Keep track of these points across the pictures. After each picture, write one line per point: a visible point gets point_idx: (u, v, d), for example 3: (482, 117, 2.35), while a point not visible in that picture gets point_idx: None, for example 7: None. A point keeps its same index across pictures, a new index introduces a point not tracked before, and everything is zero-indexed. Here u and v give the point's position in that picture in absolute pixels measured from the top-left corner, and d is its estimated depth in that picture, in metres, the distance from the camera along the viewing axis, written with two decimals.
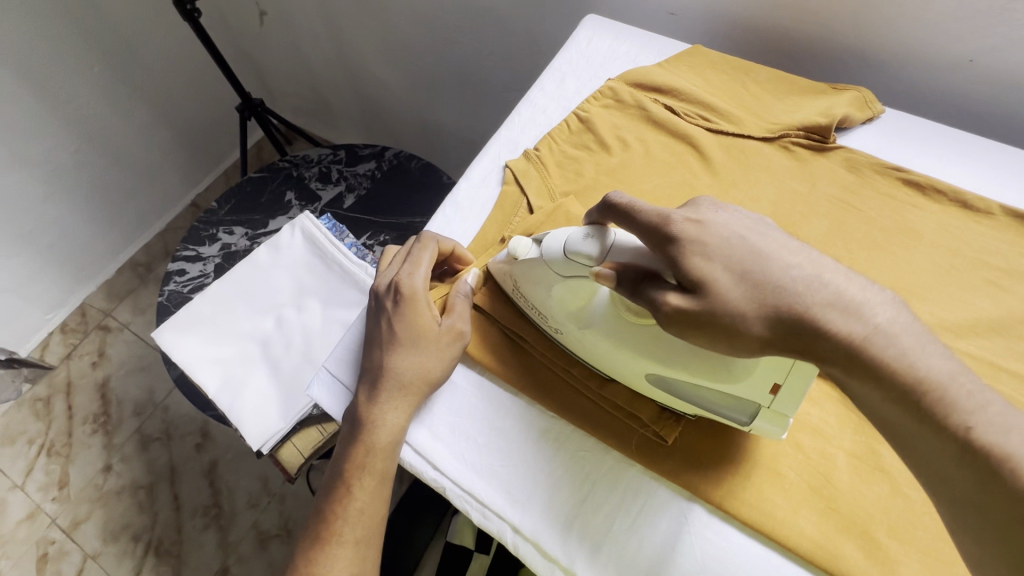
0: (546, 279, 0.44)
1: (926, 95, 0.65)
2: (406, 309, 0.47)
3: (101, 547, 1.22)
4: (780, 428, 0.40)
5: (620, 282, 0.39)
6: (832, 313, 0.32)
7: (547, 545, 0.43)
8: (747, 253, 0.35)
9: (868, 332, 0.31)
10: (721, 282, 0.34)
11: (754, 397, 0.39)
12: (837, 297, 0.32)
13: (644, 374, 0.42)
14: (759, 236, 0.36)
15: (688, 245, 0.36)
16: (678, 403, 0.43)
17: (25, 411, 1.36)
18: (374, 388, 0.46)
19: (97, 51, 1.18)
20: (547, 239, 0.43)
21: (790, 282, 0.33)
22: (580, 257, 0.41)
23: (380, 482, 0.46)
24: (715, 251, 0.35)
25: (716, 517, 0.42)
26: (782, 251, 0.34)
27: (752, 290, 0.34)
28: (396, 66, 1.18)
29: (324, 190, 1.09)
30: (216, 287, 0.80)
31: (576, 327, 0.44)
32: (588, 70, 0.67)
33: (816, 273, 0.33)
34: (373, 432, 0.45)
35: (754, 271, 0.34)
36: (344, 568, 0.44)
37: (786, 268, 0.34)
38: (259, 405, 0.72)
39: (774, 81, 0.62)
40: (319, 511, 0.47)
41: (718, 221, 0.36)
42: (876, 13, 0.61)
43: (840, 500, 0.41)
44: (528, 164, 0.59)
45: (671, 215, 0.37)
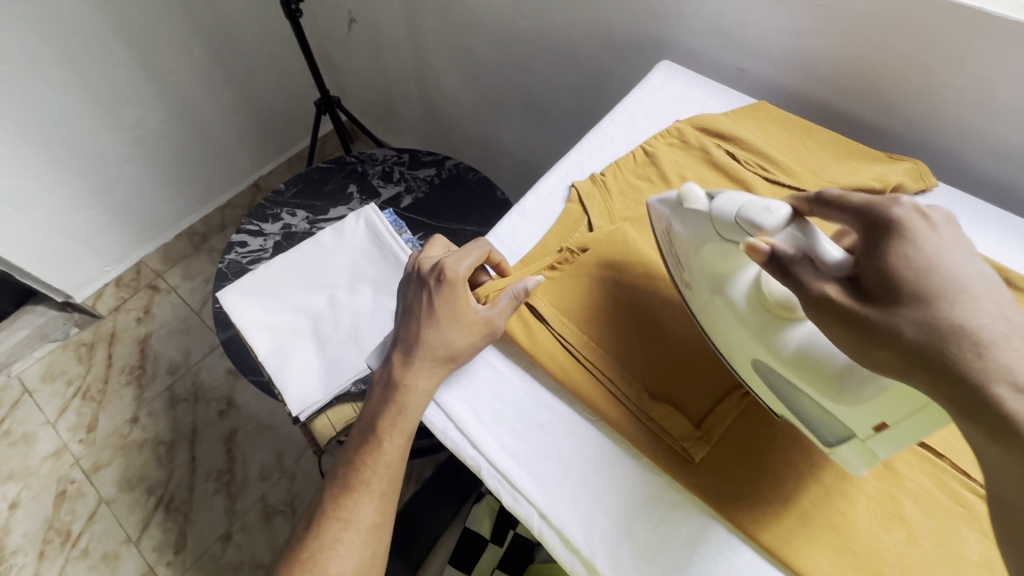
0: (703, 233, 0.47)
1: (980, 175, 0.68)
2: (447, 292, 0.52)
3: (116, 493, 1.27)
4: (864, 463, 0.41)
5: (771, 259, 0.39)
6: (999, 371, 0.30)
7: (570, 534, 0.45)
8: (946, 279, 0.33)
9: None
10: (903, 286, 0.33)
11: (855, 426, 0.39)
12: (1016, 364, 0.30)
13: (751, 359, 0.45)
14: (973, 275, 0.33)
15: (891, 241, 0.34)
16: (770, 397, 0.45)
17: (69, 353, 1.44)
18: (407, 357, 0.51)
19: (201, 36, 1.29)
20: (721, 199, 0.45)
21: (976, 326, 0.31)
22: (750, 223, 0.42)
23: (405, 442, 0.51)
24: (918, 259, 0.33)
25: (734, 537, 0.45)
26: (983, 298, 0.32)
27: (925, 311, 0.32)
28: (467, 83, 1.26)
29: (385, 187, 1.15)
30: (280, 260, 0.87)
31: (708, 290, 0.48)
32: (657, 111, 0.72)
33: (1009, 334, 0.30)
34: (406, 398, 0.50)
35: (940, 300, 0.32)
36: (369, 515, 0.50)
37: (978, 313, 0.31)
38: (303, 375, 0.76)
39: (834, 143, 0.66)
40: (348, 463, 0.51)
41: (938, 240, 0.34)
42: (938, 94, 0.65)
43: (857, 540, 0.43)
44: (594, 187, 0.63)
45: (904, 200, 0.35)
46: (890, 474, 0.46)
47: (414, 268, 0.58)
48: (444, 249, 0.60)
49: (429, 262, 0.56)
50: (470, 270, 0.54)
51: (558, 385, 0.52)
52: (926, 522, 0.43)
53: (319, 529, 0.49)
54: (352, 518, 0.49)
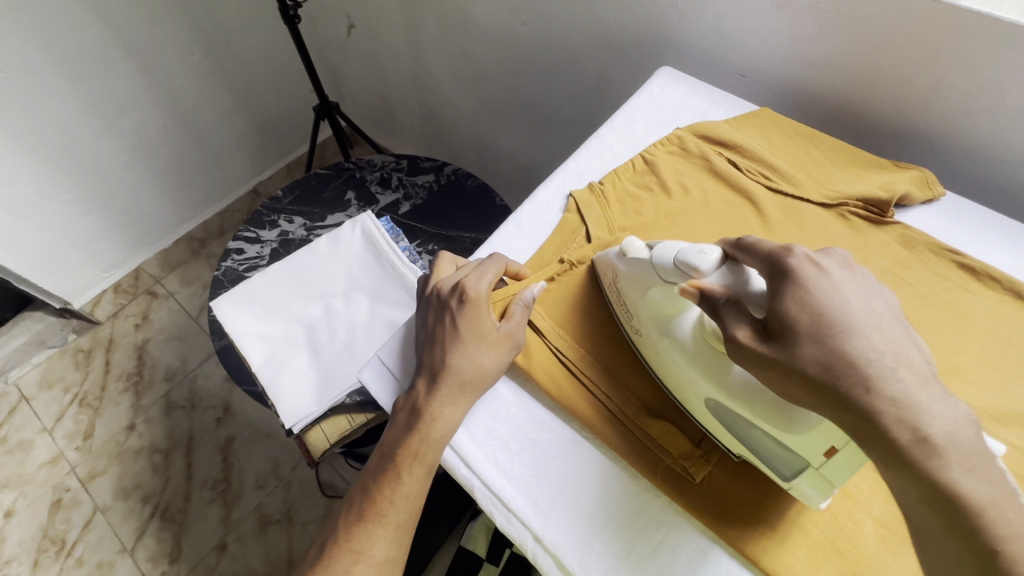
0: (646, 278, 0.47)
1: (988, 184, 0.66)
2: (470, 312, 0.49)
3: (111, 502, 1.26)
4: (822, 494, 0.40)
5: (703, 299, 0.41)
6: (885, 403, 0.33)
7: (566, 558, 0.43)
8: (839, 318, 0.36)
9: (919, 437, 0.32)
10: (803, 327, 0.36)
11: (806, 455, 0.39)
12: (902, 394, 0.33)
13: (703, 398, 0.44)
14: (864, 311, 0.36)
15: (794, 283, 0.37)
16: (726, 435, 0.44)
17: (67, 360, 1.43)
18: (433, 383, 0.48)
19: (200, 42, 1.29)
20: (660, 247, 0.46)
21: (865, 363, 0.34)
22: (689, 267, 0.43)
23: (427, 473, 0.47)
24: (815, 302, 0.36)
25: (736, 562, 0.43)
26: (872, 334, 0.35)
27: (822, 349, 0.35)
28: (467, 88, 1.25)
29: (383, 194, 1.14)
30: (275, 269, 0.86)
31: (657, 332, 0.47)
32: (658, 118, 0.71)
33: (894, 366, 0.34)
34: (430, 423, 0.47)
35: (837, 337, 0.35)
36: (382, 549, 0.46)
37: (866, 348, 0.35)
38: (296, 387, 0.75)
39: (838, 151, 0.64)
40: (365, 491, 0.48)
41: (834, 279, 0.37)
42: (946, 101, 0.63)
43: (863, 566, 0.41)
44: (592, 196, 0.62)
45: (796, 249, 0.38)
46: None
47: (429, 290, 0.55)
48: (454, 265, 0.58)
49: (446, 282, 0.53)
50: (490, 287, 0.51)
51: (553, 403, 0.50)
52: None
53: (329, 561, 0.46)
54: (364, 551, 0.46)
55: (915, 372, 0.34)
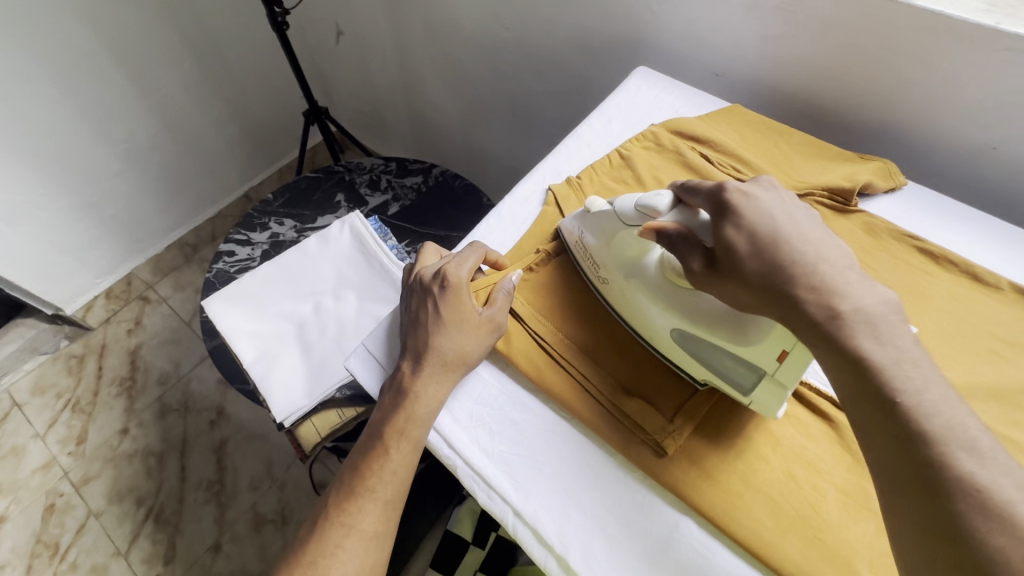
0: (612, 227, 0.52)
1: (949, 174, 0.69)
2: (451, 298, 0.52)
3: (105, 506, 1.27)
4: (777, 402, 0.44)
5: (661, 238, 0.45)
6: (810, 294, 0.37)
7: (544, 531, 0.45)
8: (769, 230, 0.40)
9: (839, 318, 0.36)
10: (742, 244, 0.40)
11: (762, 363, 0.44)
12: (822, 284, 0.37)
13: (669, 329, 0.48)
14: (790, 222, 0.40)
15: (730, 209, 0.42)
16: (690, 363, 0.48)
17: (59, 366, 1.44)
18: (418, 365, 0.50)
19: (190, 50, 1.31)
20: (622, 198, 0.51)
21: (791, 263, 0.38)
22: (650, 209, 0.48)
23: (414, 449, 0.49)
24: (748, 221, 0.41)
25: (708, 532, 0.45)
26: (797, 239, 0.39)
27: (758, 258, 0.39)
28: (454, 93, 1.27)
29: (372, 196, 1.16)
30: (266, 268, 0.88)
31: (623, 276, 0.51)
32: (634, 115, 0.74)
33: (817, 261, 0.38)
34: (415, 402, 0.49)
35: (768, 245, 0.39)
36: (372, 522, 0.48)
37: (792, 251, 0.39)
38: (288, 381, 0.76)
39: (806, 145, 0.67)
40: (354, 468, 0.50)
41: (763, 199, 0.42)
42: (906, 96, 0.66)
43: (827, 532, 0.43)
44: (570, 189, 0.64)
45: (727, 183, 0.43)
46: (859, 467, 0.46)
47: (413, 277, 0.57)
48: (436, 256, 0.60)
49: (428, 270, 0.56)
50: (470, 274, 0.54)
51: (533, 385, 0.53)
52: None
53: (320, 535, 0.48)
54: (355, 525, 0.48)
55: (834, 266, 0.38)
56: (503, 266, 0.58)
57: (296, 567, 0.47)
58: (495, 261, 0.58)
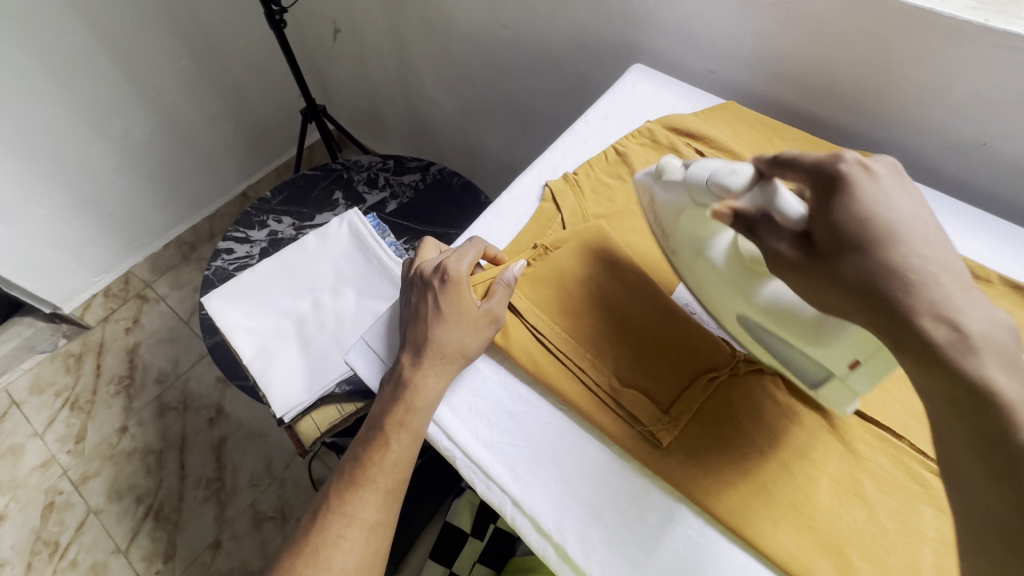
0: (684, 203, 0.51)
1: (941, 169, 0.70)
2: (451, 291, 0.53)
3: (104, 504, 1.27)
4: (846, 402, 0.44)
5: (736, 220, 0.43)
6: (925, 303, 0.33)
7: (542, 521, 0.46)
8: (885, 226, 0.35)
9: (956, 335, 0.32)
10: (844, 235, 0.36)
11: (831, 365, 0.43)
12: (941, 295, 0.33)
13: (737, 313, 0.48)
14: (910, 221, 0.36)
15: (843, 192, 0.37)
16: (759, 348, 0.48)
17: (57, 364, 1.44)
18: (417, 357, 0.52)
19: (187, 48, 1.31)
20: (697, 166, 0.49)
21: (906, 265, 0.34)
22: (724, 186, 0.45)
23: (413, 440, 0.50)
24: (862, 208, 0.36)
25: (702, 520, 0.46)
26: (915, 239, 0.35)
27: (866, 254, 0.35)
28: (451, 90, 1.28)
29: (370, 193, 1.17)
30: (266, 265, 0.88)
31: (693, 253, 0.51)
32: (629, 112, 0.74)
33: (938, 270, 0.34)
34: (413, 394, 0.50)
35: (880, 242, 0.35)
36: (373, 512, 0.49)
37: (907, 252, 0.35)
38: (288, 377, 0.77)
39: (799, 141, 0.68)
40: (355, 459, 0.51)
41: (883, 187, 0.37)
42: (897, 92, 0.67)
43: (819, 519, 0.44)
44: (567, 185, 0.65)
45: (846, 157, 0.38)
46: (852, 456, 0.47)
47: (415, 270, 0.58)
48: (436, 249, 0.61)
49: (428, 264, 0.57)
50: (470, 267, 0.55)
51: (530, 378, 0.53)
52: (885, 501, 0.45)
53: (322, 525, 0.49)
54: (356, 514, 0.49)
55: (952, 280, 0.34)
56: (500, 260, 0.60)
57: (299, 555, 0.49)
58: (494, 256, 0.59)
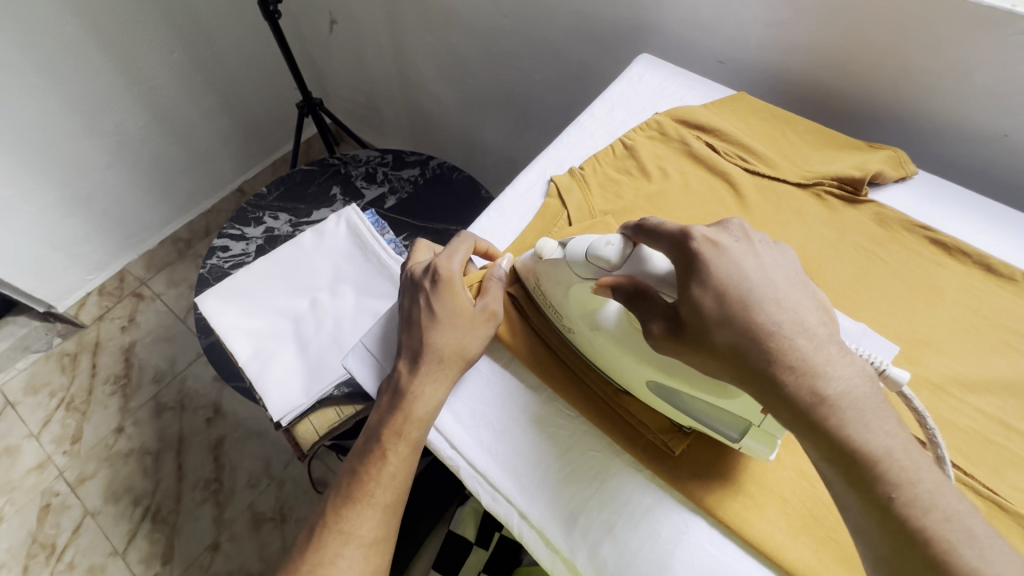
0: (566, 278, 0.47)
1: (960, 162, 0.67)
2: (444, 291, 0.50)
3: (101, 505, 1.25)
4: (768, 448, 0.42)
5: (615, 295, 0.42)
6: (785, 372, 0.35)
7: (551, 534, 0.44)
8: (742, 294, 0.37)
9: (817, 398, 0.34)
10: (708, 310, 0.37)
11: (747, 415, 0.41)
12: (801, 361, 0.35)
13: (644, 381, 0.45)
14: (762, 282, 0.37)
15: (699, 268, 0.38)
16: (672, 412, 0.45)
17: (52, 364, 1.42)
18: (414, 363, 0.49)
19: (180, 40, 1.27)
20: (573, 242, 0.46)
21: (766, 334, 0.36)
22: (600, 260, 0.43)
23: (411, 451, 0.48)
24: (717, 282, 0.37)
25: (717, 531, 0.44)
26: (772, 305, 0.37)
27: (730, 328, 0.36)
28: (450, 82, 1.25)
29: (368, 188, 1.14)
30: (261, 263, 0.86)
31: (587, 328, 0.47)
32: (637, 104, 0.72)
33: (793, 334, 0.36)
34: (412, 403, 0.48)
35: (740, 313, 0.36)
36: (372, 528, 0.47)
37: (766, 319, 0.36)
38: (285, 379, 0.75)
39: (815, 133, 0.66)
40: (352, 472, 0.49)
41: (734, 254, 0.38)
42: (916, 82, 0.64)
43: (839, 531, 0.42)
44: (572, 180, 0.62)
45: (695, 231, 0.39)
46: None
47: (404, 275, 0.55)
48: (428, 250, 0.58)
49: (418, 266, 0.54)
50: (463, 266, 0.52)
51: (537, 383, 0.51)
52: None
53: (319, 543, 0.47)
54: (354, 531, 0.46)
55: (809, 335, 0.36)
56: (495, 254, 0.57)
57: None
58: (487, 250, 0.57)
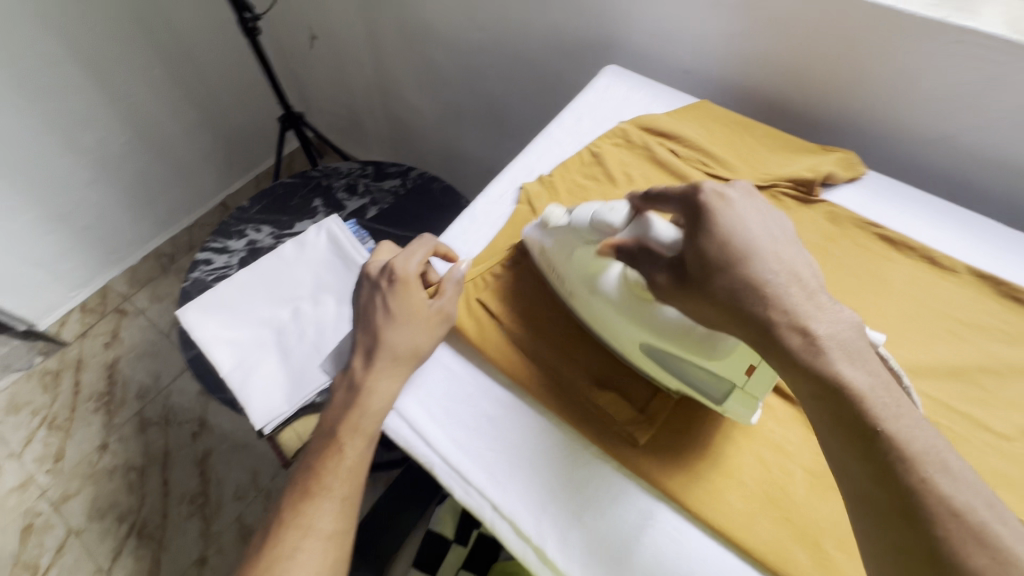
0: (572, 242, 0.51)
1: (908, 163, 0.71)
2: (398, 291, 0.53)
3: (85, 523, 1.24)
4: (750, 409, 0.45)
5: (620, 253, 0.46)
6: (780, 317, 0.37)
7: (522, 525, 0.46)
8: (743, 247, 0.39)
9: (808, 341, 0.37)
10: (712, 262, 0.40)
11: (731, 375, 0.45)
12: (793, 307, 0.38)
13: (638, 343, 0.48)
14: (763, 240, 0.40)
15: (706, 219, 0.41)
16: (661, 373, 0.49)
17: (34, 382, 1.41)
18: (369, 359, 0.52)
19: (160, 58, 1.29)
20: (580, 209, 0.51)
21: (763, 284, 0.38)
22: (605, 224, 0.48)
23: (367, 445, 0.50)
24: (723, 229, 0.40)
25: (681, 517, 0.46)
26: (771, 258, 0.39)
27: (730, 277, 0.39)
28: (430, 95, 1.28)
29: (350, 200, 1.16)
30: (242, 275, 0.87)
31: (586, 290, 0.51)
32: (604, 113, 0.75)
33: (788, 284, 0.38)
34: (367, 397, 0.50)
35: (742, 266, 0.39)
36: (330, 521, 0.48)
37: (763, 271, 0.39)
38: (268, 388, 0.75)
39: (771, 138, 0.69)
40: (309, 468, 0.50)
41: (740, 209, 0.41)
42: (864, 88, 0.68)
43: (795, 512, 0.45)
44: (542, 188, 0.65)
45: (705, 185, 0.42)
46: None
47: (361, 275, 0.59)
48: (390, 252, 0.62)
49: (376, 265, 0.57)
50: (419, 268, 0.55)
51: (509, 381, 0.53)
52: None
53: (276, 538, 0.48)
54: (312, 525, 0.48)
55: (804, 287, 0.38)
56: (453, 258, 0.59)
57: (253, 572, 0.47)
58: (446, 254, 0.59)
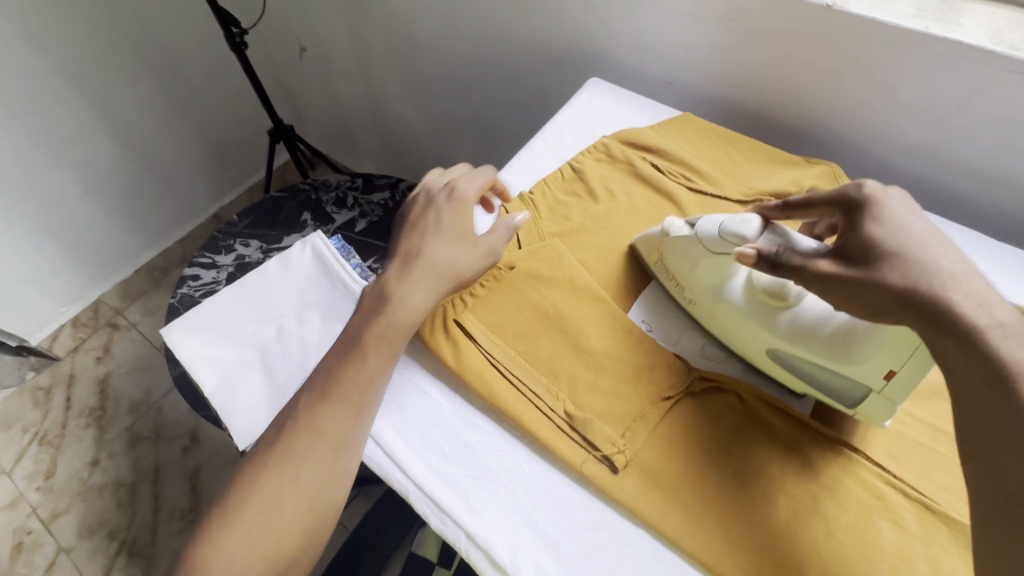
0: (696, 253, 0.53)
1: (894, 175, 0.70)
2: (457, 208, 0.55)
3: (75, 541, 1.23)
4: (884, 414, 0.46)
5: (761, 260, 0.45)
6: (961, 299, 0.36)
7: (497, 555, 0.45)
8: (912, 239, 0.40)
9: (992, 322, 0.35)
10: (876, 252, 0.40)
11: (867, 381, 0.45)
12: (970, 293, 0.36)
13: (765, 349, 0.50)
14: (930, 236, 0.40)
15: (872, 215, 0.43)
16: (791, 378, 0.50)
17: (25, 398, 1.40)
18: (407, 268, 0.52)
19: (149, 72, 1.29)
20: (704, 222, 0.52)
21: (935, 271, 0.38)
22: (734, 236, 0.48)
23: (392, 355, 0.51)
24: (885, 223, 0.42)
25: (659, 544, 0.45)
26: (940, 248, 0.40)
27: (898, 265, 0.39)
28: (419, 107, 1.27)
29: (339, 213, 1.15)
30: (227, 293, 0.86)
31: (711, 299, 0.53)
32: (586, 127, 0.74)
33: (964, 272, 0.38)
34: (398, 305, 0.51)
35: (914, 255, 0.39)
36: (349, 425, 0.47)
37: (936, 260, 0.39)
38: (251, 408, 0.74)
39: (755, 150, 0.68)
40: (332, 370, 0.50)
41: (897, 209, 0.42)
42: (848, 99, 0.68)
43: (775, 539, 0.43)
44: (522, 205, 0.64)
45: (866, 186, 0.45)
46: (810, 472, 0.46)
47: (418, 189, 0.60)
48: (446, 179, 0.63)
49: (437, 182, 0.59)
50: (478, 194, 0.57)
51: (485, 404, 0.52)
52: (842, 517, 0.44)
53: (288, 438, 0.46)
54: (329, 429, 0.47)
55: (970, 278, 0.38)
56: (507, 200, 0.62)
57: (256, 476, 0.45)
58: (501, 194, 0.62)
